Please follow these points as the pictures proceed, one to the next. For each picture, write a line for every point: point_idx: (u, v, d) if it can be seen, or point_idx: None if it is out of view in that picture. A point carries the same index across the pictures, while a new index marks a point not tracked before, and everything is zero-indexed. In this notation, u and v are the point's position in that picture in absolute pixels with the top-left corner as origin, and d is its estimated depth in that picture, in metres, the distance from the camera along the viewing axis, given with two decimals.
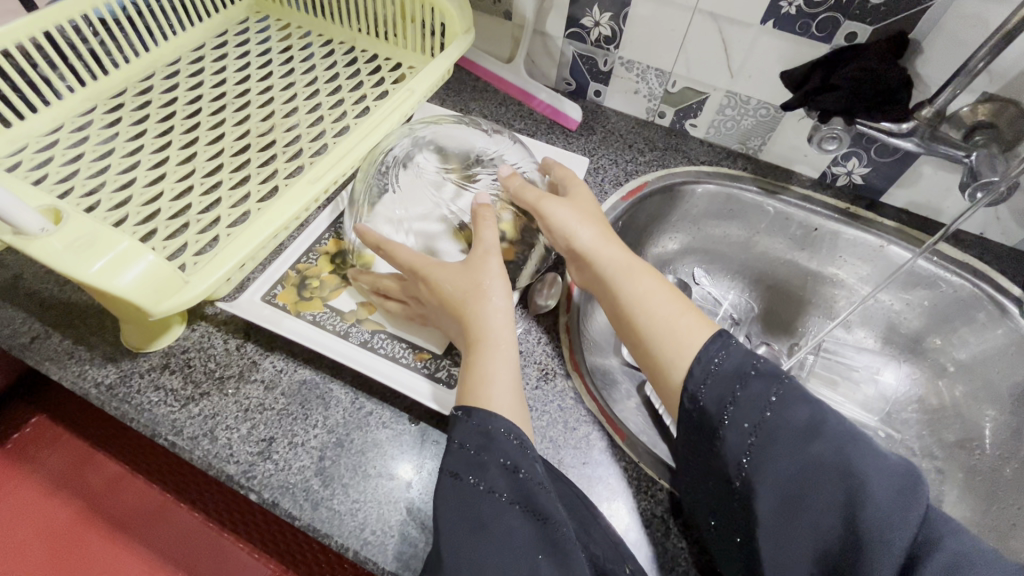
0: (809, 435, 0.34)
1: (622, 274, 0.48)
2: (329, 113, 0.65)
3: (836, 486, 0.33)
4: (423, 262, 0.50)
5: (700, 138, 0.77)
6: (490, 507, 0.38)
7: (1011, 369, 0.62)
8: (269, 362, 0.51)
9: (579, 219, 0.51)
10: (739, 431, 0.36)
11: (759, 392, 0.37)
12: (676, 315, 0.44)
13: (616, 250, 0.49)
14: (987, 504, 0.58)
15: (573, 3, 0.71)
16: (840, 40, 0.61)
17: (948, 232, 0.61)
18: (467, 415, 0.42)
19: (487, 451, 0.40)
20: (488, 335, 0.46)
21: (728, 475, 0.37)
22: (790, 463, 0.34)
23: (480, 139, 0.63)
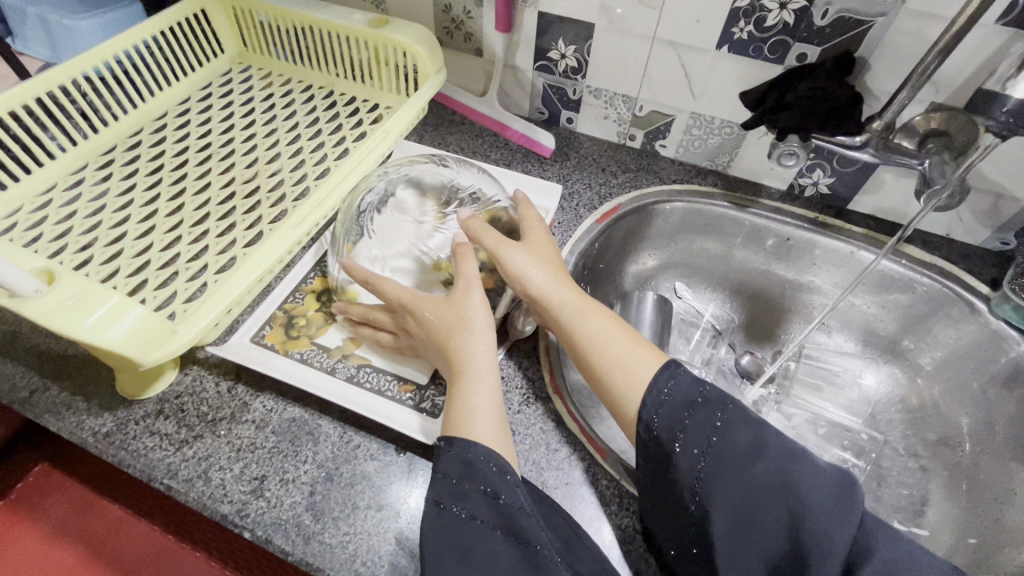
0: (751, 456, 0.37)
1: (577, 314, 0.50)
2: (310, 157, 0.68)
3: (780, 501, 0.35)
4: (410, 296, 0.52)
5: (670, 157, 0.80)
6: (472, 535, 0.40)
7: (983, 365, 0.64)
8: (259, 403, 0.53)
9: (534, 263, 0.53)
10: (689, 457, 0.39)
11: (704, 417, 0.40)
12: (628, 352, 0.46)
13: (569, 292, 0.51)
14: (970, 501, 0.59)
15: (539, 37, 0.74)
16: (791, 61, 0.63)
17: (907, 233, 0.63)
18: (449, 445, 0.44)
19: (467, 479, 0.42)
20: (470, 368, 0.48)
21: (683, 500, 0.39)
22: (736, 483, 0.37)
23: (454, 174, 0.66)
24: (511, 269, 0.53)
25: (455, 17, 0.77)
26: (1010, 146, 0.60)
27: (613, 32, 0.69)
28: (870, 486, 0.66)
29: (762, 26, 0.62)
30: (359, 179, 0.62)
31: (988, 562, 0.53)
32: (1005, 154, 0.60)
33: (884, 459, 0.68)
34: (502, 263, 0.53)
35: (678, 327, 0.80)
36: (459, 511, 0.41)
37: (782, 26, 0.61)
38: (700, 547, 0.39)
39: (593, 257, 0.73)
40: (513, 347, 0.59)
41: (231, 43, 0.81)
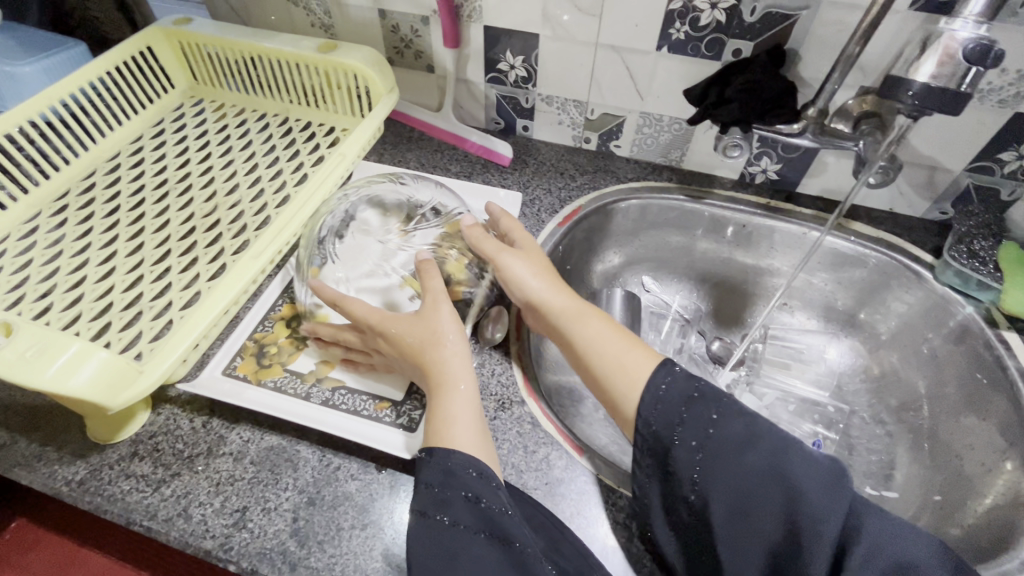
0: (746, 446, 0.38)
1: (575, 319, 0.52)
2: (269, 186, 0.68)
3: (774, 488, 0.37)
4: (377, 316, 0.53)
5: (626, 156, 0.82)
6: (456, 543, 0.40)
7: (933, 329, 0.67)
8: (236, 435, 0.53)
9: (531, 272, 0.56)
10: (687, 449, 0.40)
11: (700, 411, 0.41)
12: (625, 353, 0.48)
13: (566, 298, 0.54)
14: (933, 460, 0.62)
15: (487, 49, 0.76)
16: (728, 57, 0.66)
17: (846, 208, 0.65)
18: (430, 455, 0.45)
19: (449, 486, 0.43)
20: (449, 378, 0.49)
21: (683, 491, 0.40)
22: (733, 474, 0.38)
23: (411, 191, 0.67)
24: (510, 277, 0.56)
25: (404, 36, 0.79)
26: (932, 120, 0.63)
27: (558, 40, 0.72)
28: (842, 456, 0.68)
29: (697, 25, 0.64)
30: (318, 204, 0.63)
31: (954, 516, 0.56)
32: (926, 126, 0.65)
33: (854, 428, 0.70)
34: (502, 271, 0.57)
35: (649, 320, 0.81)
36: (443, 517, 0.41)
37: (716, 24, 0.64)
38: (690, 532, 0.40)
39: (558, 260, 0.74)
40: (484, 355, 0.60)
41: (181, 78, 0.82)
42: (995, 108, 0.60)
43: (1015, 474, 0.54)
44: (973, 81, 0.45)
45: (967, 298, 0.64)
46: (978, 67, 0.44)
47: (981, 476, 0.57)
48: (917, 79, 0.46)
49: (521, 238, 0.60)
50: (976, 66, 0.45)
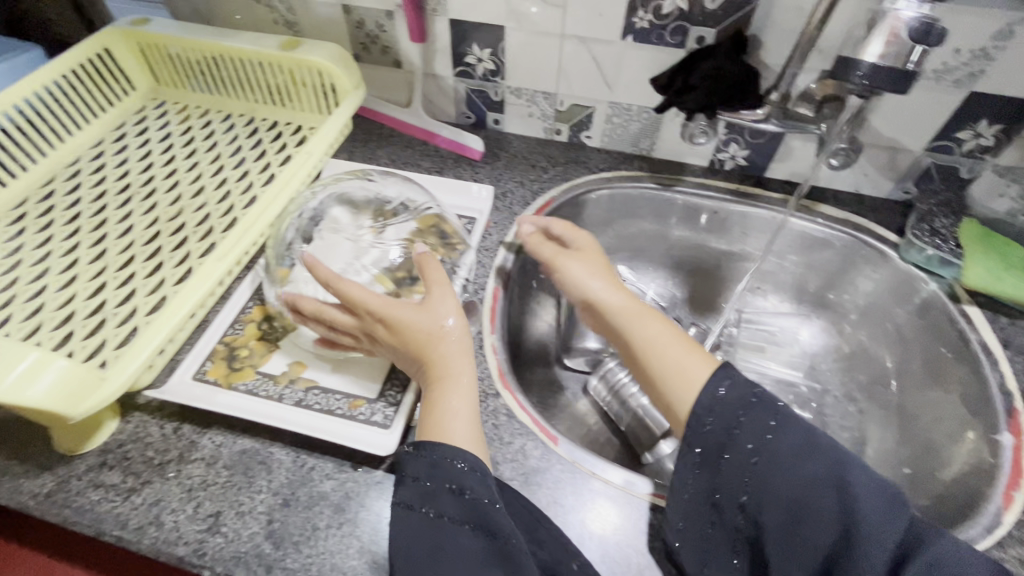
0: (806, 454, 0.39)
1: (633, 320, 0.54)
2: (236, 187, 0.67)
3: (832, 496, 0.37)
4: (379, 303, 0.50)
5: (597, 147, 0.82)
6: (439, 535, 0.41)
7: (900, 307, 0.69)
8: (208, 439, 0.52)
9: (590, 273, 0.59)
10: (742, 451, 0.41)
11: (757, 417, 0.42)
12: (683, 358, 0.49)
13: (626, 301, 0.56)
14: (903, 435, 0.64)
15: (454, 43, 0.75)
16: (691, 44, 0.66)
17: (803, 188, 0.69)
18: (416, 449, 0.45)
19: (435, 479, 0.43)
20: (451, 372, 0.49)
21: (734, 492, 0.41)
22: (789, 479, 0.39)
23: (379, 187, 0.67)
24: (569, 278, 0.59)
25: (369, 32, 0.78)
26: (891, 102, 0.65)
27: (523, 32, 0.71)
28: None
29: (660, 13, 0.65)
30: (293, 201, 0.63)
31: (922, 488, 0.58)
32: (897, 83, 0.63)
33: (827, 408, 0.72)
34: (561, 272, 0.60)
35: None
36: (429, 510, 0.42)
37: (678, 11, 0.64)
38: None
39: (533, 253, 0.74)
40: None
41: (142, 79, 0.80)
42: (950, 88, 0.62)
43: (978, 442, 0.56)
44: (918, 60, 0.47)
45: (931, 275, 0.66)
46: (922, 46, 0.45)
47: (947, 448, 0.59)
48: (865, 60, 0.47)
49: (577, 237, 0.63)
50: (919, 46, 0.46)
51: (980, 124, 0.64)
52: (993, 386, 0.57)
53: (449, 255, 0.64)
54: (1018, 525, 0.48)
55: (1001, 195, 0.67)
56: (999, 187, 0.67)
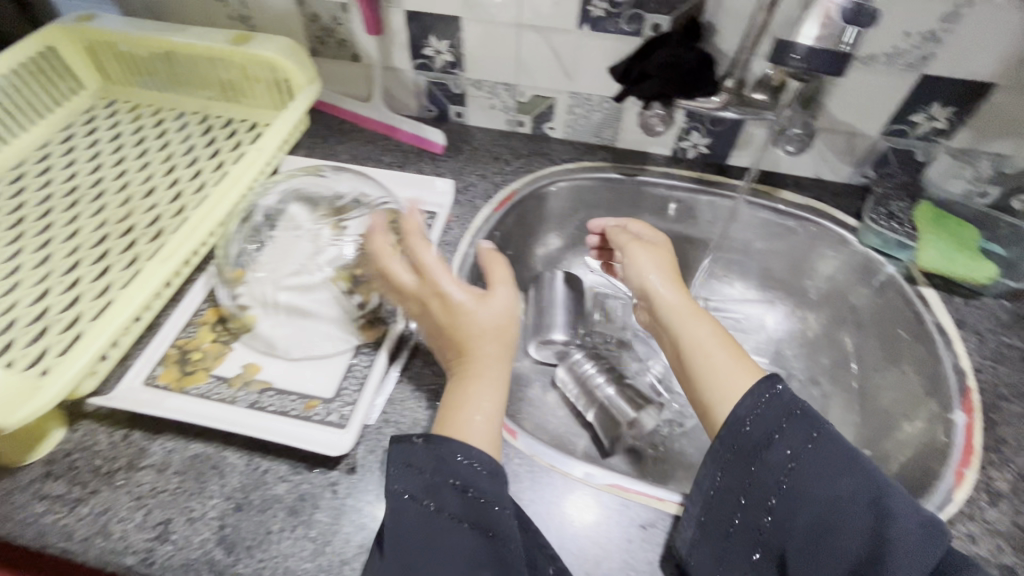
0: (844, 470, 0.41)
1: (684, 319, 0.55)
2: (188, 187, 0.66)
3: (867, 512, 0.39)
4: (444, 280, 0.49)
5: (560, 138, 0.82)
6: (435, 528, 0.40)
7: (860, 290, 0.69)
8: (158, 445, 0.51)
9: (654, 267, 0.60)
10: (781, 455, 0.43)
11: (800, 427, 0.44)
12: (726, 362, 0.50)
13: (683, 300, 0.56)
14: (863, 417, 0.65)
15: (410, 35, 0.74)
16: (647, 32, 0.66)
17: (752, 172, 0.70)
18: (428, 441, 0.44)
19: (439, 471, 0.43)
20: (486, 371, 0.48)
21: (765, 492, 0.43)
22: (825, 489, 0.41)
23: (331, 184, 0.66)
24: (636, 268, 0.61)
25: (325, 25, 0.76)
26: (845, 86, 0.65)
27: (479, 22, 0.70)
28: None
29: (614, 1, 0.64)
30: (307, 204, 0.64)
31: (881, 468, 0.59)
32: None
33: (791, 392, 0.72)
34: (630, 260, 0.61)
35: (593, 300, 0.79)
36: (428, 502, 0.41)
37: None
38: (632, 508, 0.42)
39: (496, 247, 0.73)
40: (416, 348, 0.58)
41: (90, 78, 0.77)
42: (902, 71, 0.62)
43: (932, 420, 0.57)
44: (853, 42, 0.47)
45: (888, 257, 0.67)
46: (857, 26, 0.45)
47: (905, 428, 0.59)
48: (800, 41, 0.47)
49: (654, 236, 0.65)
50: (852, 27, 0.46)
51: (932, 107, 0.64)
52: (947, 365, 0.58)
53: None
54: (968, 501, 0.48)
55: (956, 176, 0.67)
56: (955, 168, 0.67)
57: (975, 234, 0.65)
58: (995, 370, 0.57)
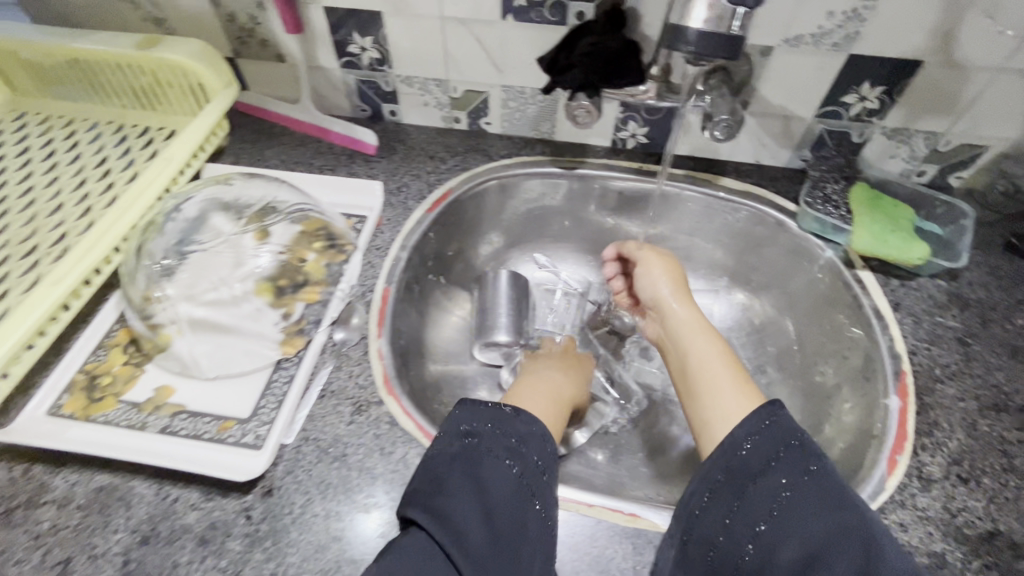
0: (842, 504, 0.38)
1: (692, 334, 0.56)
2: (98, 202, 0.63)
3: (856, 550, 0.36)
4: (575, 359, 0.67)
5: (498, 133, 0.80)
6: (513, 491, 0.43)
7: (801, 276, 0.68)
8: (61, 479, 0.48)
9: (666, 282, 0.62)
10: (775, 483, 0.40)
11: (799, 456, 0.41)
12: (729, 383, 0.50)
13: (692, 316, 0.58)
14: (806, 404, 0.64)
15: (333, 33, 0.71)
16: (572, 20, 0.64)
17: (665, 159, 0.67)
18: (515, 412, 0.49)
19: (525, 444, 0.47)
20: (562, 398, 0.58)
21: (754, 518, 0.40)
22: (817, 520, 0.38)
23: (237, 191, 0.62)
24: (644, 284, 0.63)
25: (243, 25, 0.72)
26: (774, 71, 0.63)
27: (402, 17, 0.68)
28: None
29: None
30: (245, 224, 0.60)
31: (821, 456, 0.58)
32: (760, 18, 0.59)
33: None
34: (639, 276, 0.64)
35: (539, 297, 0.79)
36: (511, 465, 0.45)
37: None
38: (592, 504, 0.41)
39: (432, 250, 0.71)
40: (341, 359, 0.56)
41: None
42: (829, 51, 0.61)
43: (869, 406, 0.56)
44: (742, 23, 0.46)
45: (826, 242, 0.66)
46: (742, 7, 0.44)
47: (844, 415, 0.59)
48: (690, 26, 0.46)
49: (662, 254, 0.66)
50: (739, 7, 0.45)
51: (863, 87, 0.63)
52: (883, 350, 0.57)
53: (335, 258, 0.63)
54: (900, 488, 0.48)
55: (892, 156, 0.69)
56: (890, 149, 0.68)
57: (911, 213, 0.65)
58: (929, 352, 0.57)
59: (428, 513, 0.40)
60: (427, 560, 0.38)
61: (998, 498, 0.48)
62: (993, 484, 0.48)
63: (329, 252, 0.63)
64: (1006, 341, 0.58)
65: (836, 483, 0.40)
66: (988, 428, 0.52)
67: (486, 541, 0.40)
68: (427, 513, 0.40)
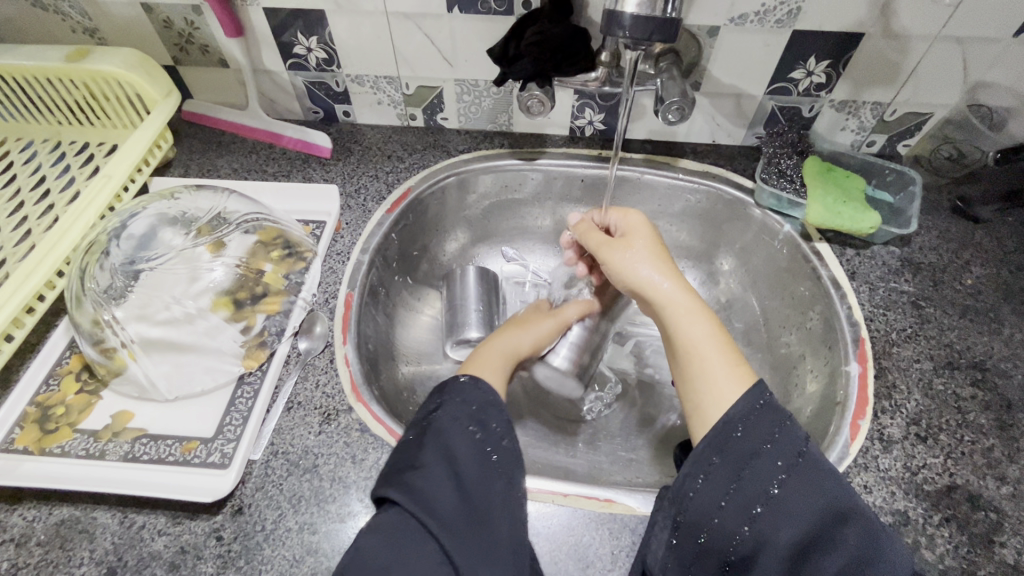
0: (836, 483, 0.39)
1: (682, 316, 0.51)
2: (38, 225, 0.60)
3: (850, 528, 0.37)
4: (526, 317, 0.63)
5: (456, 128, 0.79)
6: (486, 464, 0.43)
7: (762, 253, 0.69)
8: (18, 516, 0.46)
9: (639, 262, 0.55)
10: (772, 465, 0.40)
11: (793, 438, 0.41)
12: (720, 368, 0.46)
13: (677, 292, 0.52)
14: (775, 378, 0.65)
15: (276, 34, 0.69)
16: (519, 9, 0.63)
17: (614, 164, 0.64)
18: (473, 381, 0.48)
19: (485, 409, 0.46)
20: (500, 360, 0.55)
21: (749, 500, 0.39)
22: (813, 499, 0.38)
23: (185, 206, 0.60)
24: (614, 267, 0.56)
25: (181, 30, 0.70)
26: (723, 50, 0.64)
27: (346, 14, 0.66)
28: None
29: None
30: (193, 241, 0.57)
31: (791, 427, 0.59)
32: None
33: None
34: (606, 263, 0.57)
35: (510, 290, 0.79)
36: (474, 431, 0.44)
37: None
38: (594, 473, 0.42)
39: (396, 251, 0.70)
40: (306, 369, 0.55)
41: None
42: (774, 29, 0.61)
43: (831, 374, 0.58)
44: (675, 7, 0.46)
45: (784, 217, 0.67)
46: None
47: (809, 385, 0.60)
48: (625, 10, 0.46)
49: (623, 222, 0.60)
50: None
51: (810, 62, 0.64)
52: (842, 318, 0.59)
53: (294, 266, 0.61)
54: (863, 452, 0.50)
55: (842, 128, 0.70)
56: (840, 121, 0.70)
57: (861, 182, 0.67)
58: (885, 317, 0.59)
59: (404, 488, 0.39)
60: (416, 532, 0.37)
61: (956, 453, 0.49)
62: (950, 440, 0.50)
63: (287, 261, 0.61)
64: (956, 301, 0.60)
65: (817, 461, 0.40)
66: (943, 386, 0.54)
67: (461, 511, 0.39)
68: (403, 490, 0.39)
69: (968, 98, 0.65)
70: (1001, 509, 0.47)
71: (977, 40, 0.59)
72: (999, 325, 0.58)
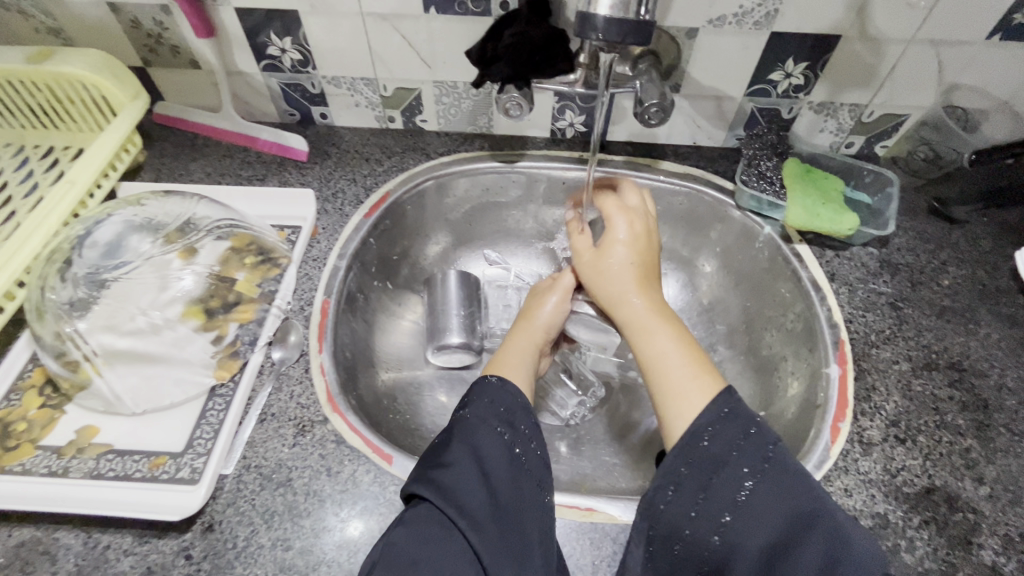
0: (803, 487, 0.38)
1: (647, 329, 0.51)
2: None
3: (819, 533, 0.36)
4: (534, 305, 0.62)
5: (436, 130, 0.77)
6: (515, 466, 0.42)
7: (742, 254, 0.69)
8: None
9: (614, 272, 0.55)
10: (738, 474, 0.39)
11: (756, 442, 0.40)
12: (682, 378, 0.46)
13: (645, 306, 0.52)
14: (757, 380, 0.65)
15: (249, 34, 0.67)
16: (497, 10, 0.62)
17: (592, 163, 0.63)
18: (501, 383, 0.48)
19: (516, 413, 0.45)
20: (519, 360, 0.55)
21: (716, 509, 0.39)
22: (782, 504, 0.38)
23: (152, 213, 0.58)
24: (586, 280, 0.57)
25: (150, 31, 0.68)
26: (702, 51, 0.63)
27: (321, 15, 0.64)
28: None
29: None
30: (164, 247, 0.55)
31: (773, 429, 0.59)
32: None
33: None
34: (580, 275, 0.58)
35: (493, 294, 0.77)
36: (503, 432, 0.44)
37: None
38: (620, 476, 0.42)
39: (375, 256, 0.68)
40: (281, 379, 0.53)
41: None
42: (752, 30, 0.61)
43: (811, 376, 0.58)
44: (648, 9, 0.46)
45: (764, 219, 0.67)
46: None
47: (791, 387, 0.60)
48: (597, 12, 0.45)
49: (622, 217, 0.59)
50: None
51: (789, 64, 0.64)
52: (822, 320, 0.59)
53: (268, 273, 0.60)
54: (843, 454, 0.50)
55: (820, 130, 0.71)
56: (818, 123, 0.70)
57: (840, 184, 0.67)
58: (864, 319, 0.59)
59: (430, 489, 0.39)
60: (437, 537, 0.37)
61: (933, 453, 0.50)
62: (927, 441, 0.50)
63: (262, 268, 0.60)
64: (934, 301, 0.60)
65: (791, 466, 0.40)
66: (921, 387, 0.54)
67: (491, 513, 0.39)
68: (429, 491, 0.39)
69: (943, 101, 0.65)
70: (977, 509, 0.47)
71: (950, 44, 0.60)
72: (975, 325, 0.59)
